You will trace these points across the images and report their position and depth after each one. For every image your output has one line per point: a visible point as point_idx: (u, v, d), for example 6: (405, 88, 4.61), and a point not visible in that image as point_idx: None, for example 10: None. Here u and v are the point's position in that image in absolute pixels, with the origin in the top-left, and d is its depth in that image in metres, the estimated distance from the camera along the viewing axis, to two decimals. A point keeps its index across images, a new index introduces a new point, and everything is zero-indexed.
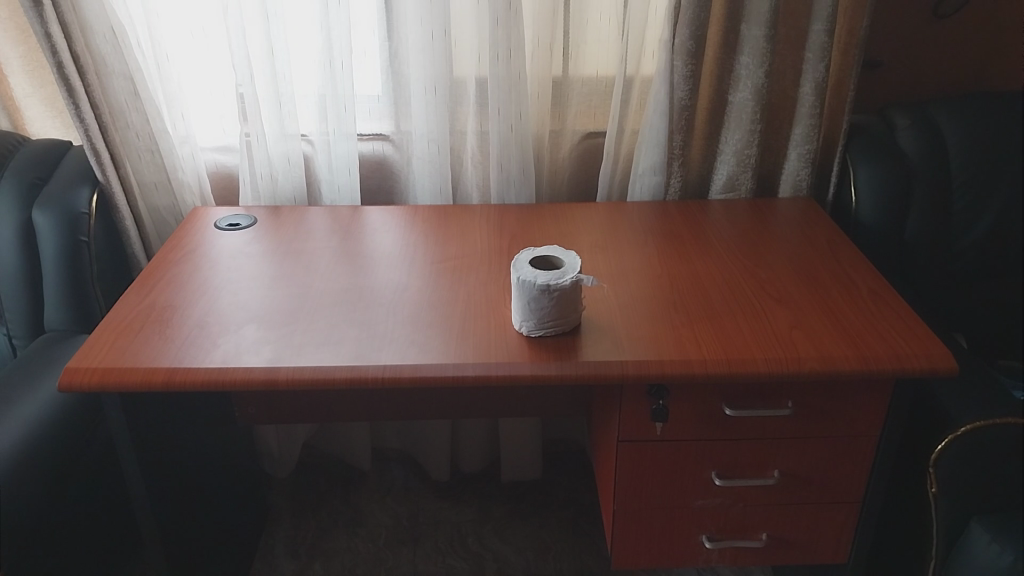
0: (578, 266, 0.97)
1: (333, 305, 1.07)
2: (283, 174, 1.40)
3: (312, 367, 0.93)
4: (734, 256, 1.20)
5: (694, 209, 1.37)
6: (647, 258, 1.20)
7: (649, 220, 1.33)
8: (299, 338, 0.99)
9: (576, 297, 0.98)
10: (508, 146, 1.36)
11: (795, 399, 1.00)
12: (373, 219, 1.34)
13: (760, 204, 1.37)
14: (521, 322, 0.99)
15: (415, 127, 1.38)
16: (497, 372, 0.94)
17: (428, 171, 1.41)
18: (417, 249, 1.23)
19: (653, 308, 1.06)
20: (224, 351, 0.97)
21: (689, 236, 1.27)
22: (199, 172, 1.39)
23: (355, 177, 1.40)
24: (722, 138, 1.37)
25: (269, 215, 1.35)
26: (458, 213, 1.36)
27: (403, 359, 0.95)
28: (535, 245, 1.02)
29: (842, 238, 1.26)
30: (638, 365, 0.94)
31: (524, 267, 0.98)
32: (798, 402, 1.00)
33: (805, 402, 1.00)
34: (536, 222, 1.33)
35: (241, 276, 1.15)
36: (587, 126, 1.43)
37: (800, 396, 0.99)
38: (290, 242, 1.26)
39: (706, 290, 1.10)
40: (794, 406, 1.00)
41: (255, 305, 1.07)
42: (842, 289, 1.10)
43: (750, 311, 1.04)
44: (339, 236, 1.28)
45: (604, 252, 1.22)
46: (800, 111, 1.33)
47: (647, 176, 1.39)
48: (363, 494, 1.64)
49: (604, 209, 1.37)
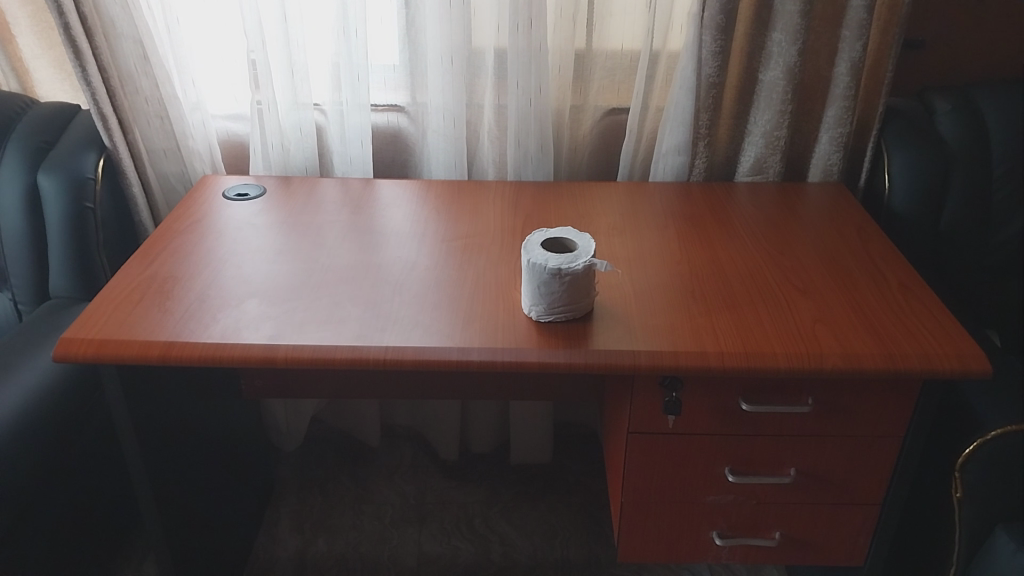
0: (592, 248, 0.93)
1: (338, 281, 1.04)
2: (295, 144, 1.36)
3: (312, 347, 0.90)
4: (757, 242, 1.15)
5: (718, 193, 1.31)
6: (664, 242, 1.15)
7: (670, 203, 1.28)
8: (301, 315, 0.96)
9: (589, 282, 0.94)
10: (527, 122, 1.31)
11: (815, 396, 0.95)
12: (385, 193, 1.30)
13: (788, 189, 1.32)
14: (531, 306, 0.95)
15: (431, 99, 1.33)
16: (503, 359, 0.90)
17: (443, 145, 1.37)
18: (429, 225, 1.19)
19: (670, 295, 1.01)
20: (223, 326, 0.93)
21: (712, 222, 1.22)
22: (209, 140, 1.36)
23: (368, 149, 1.36)
24: (751, 119, 1.31)
25: (280, 186, 1.32)
26: (473, 189, 1.31)
27: (406, 341, 0.91)
28: (550, 225, 0.98)
29: (872, 226, 1.20)
30: (651, 356, 0.90)
31: (535, 249, 0.94)
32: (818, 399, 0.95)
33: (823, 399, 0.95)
34: (553, 201, 1.28)
35: (246, 248, 1.12)
36: (610, 102, 1.37)
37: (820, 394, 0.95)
38: (299, 215, 1.22)
39: (726, 278, 1.05)
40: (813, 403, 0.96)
41: (259, 279, 1.04)
42: (870, 281, 1.05)
43: (773, 302, 1.00)
44: (350, 210, 1.24)
45: (621, 234, 1.17)
46: (834, 91, 1.27)
47: (671, 155, 1.33)
48: (370, 471, 1.62)
49: (625, 191, 1.32)
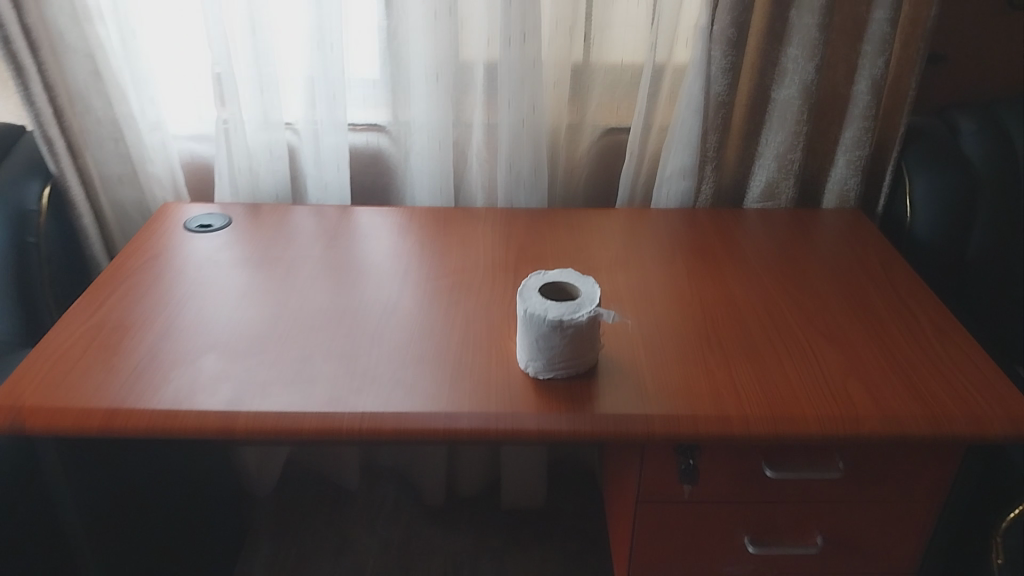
0: (596, 295, 0.82)
1: (308, 329, 0.92)
2: (265, 168, 1.25)
3: (277, 414, 0.79)
4: (773, 277, 1.05)
5: (726, 221, 1.21)
6: (671, 276, 1.04)
7: (675, 232, 1.17)
8: (266, 373, 0.85)
9: (594, 334, 0.83)
10: (520, 144, 1.21)
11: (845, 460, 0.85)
12: (363, 223, 1.19)
13: (801, 216, 1.22)
14: (527, 361, 0.84)
15: (414, 118, 1.22)
16: (497, 425, 0.79)
17: (428, 169, 1.25)
18: (412, 261, 1.08)
19: (683, 341, 0.90)
20: (176, 388, 0.82)
21: (722, 254, 1.11)
22: (171, 163, 1.23)
23: (345, 172, 1.25)
24: (763, 140, 1.21)
25: (247, 216, 1.20)
26: (460, 218, 1.20)
27: (385, 405, 0.80)
28: (549, 267, 0.87)
29: (896, 259, 1.10)
30: (666, 421, 0.79)
31: (533, 297, 0.83)
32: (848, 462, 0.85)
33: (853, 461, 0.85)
34: (549, 231, 1.17)
35: (207, 288, 1.00)
36: (609, 120, 1.26)
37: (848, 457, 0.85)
38: (268, 250, 1.10)
39: (744, 318, 0.95)
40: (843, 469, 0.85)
41: (219, 327, 0.92)
42: (901, 322, 0.94)
43: (798, 350, 0.89)
44: (323, 244, 1.13)
45: (624, 267, 1.06)
46: (852, 111, 1.17)
47: (675, 179, 1.22)
48: (350, 516, 1.50)
49: (625, 219, 1.21)
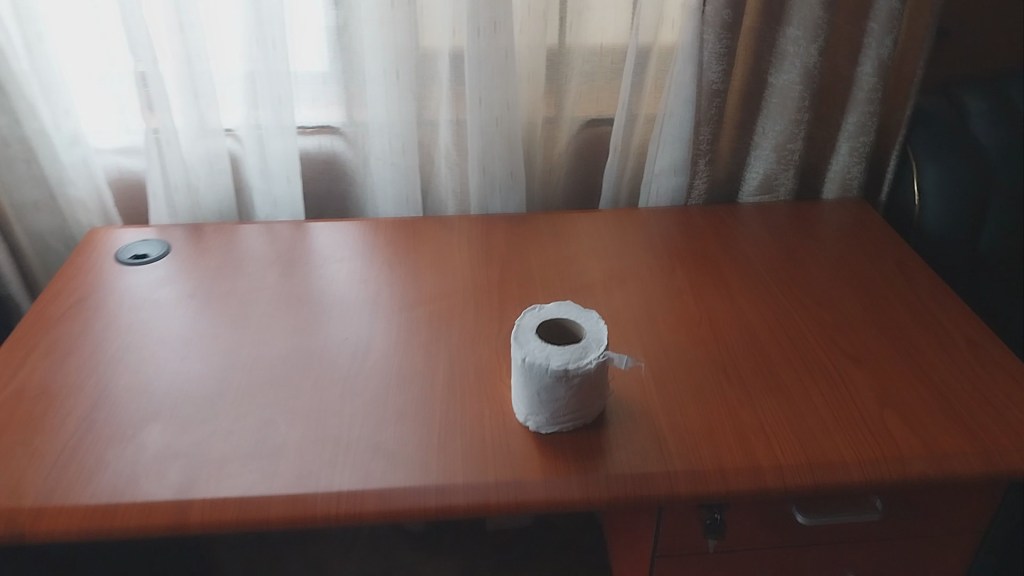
0: (603, 336, 0.72)
1: (268, 386, 0.80)
2: (205, 182, 1.11)
3: (238, 497, 0.68)
4: (785, 287, 0.95)
5: (722, 220, 1.10)
6: (674, 292, 0.94)
7: (668, 236, 1.07)
8: (222, 445, 0.73)
9: (603, 381, 0.72)
10: (493, 144, 1.08)
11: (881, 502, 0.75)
12: (322, 241, 1.05)
13: (800, 209, 1.13)
14: (527, 415, 0.73)
15: (372, 119, 1.08)
16: (497, 496, 0.68)
17: (390, 175, 1.12)
18: (380, 287, 0.95)
19: (699, 374, 0.80)
20: (115, 473, 0.71)
21: (724, 260, 1.01)
22: (96, 180, 1.08)
23: (296, 183, 1.11)
24: (759, 128, 1.10)
25: (188, 240, 1.06)
26: (430, 231, 1.08)
27: (364, 479, 0.69)
28: (544, 302, 0.76)
29: (912, 257, 1.02)
30: (691, 477, 0.69)
31: (530, 341, 0.72)
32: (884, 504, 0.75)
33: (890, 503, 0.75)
34: (530, 241, 1.05)
35: (148, 336, 0.88)
36: (588, 112, 1.14)
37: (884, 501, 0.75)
38: (214, 282, 0.97)
39: (761, 340, 0.84)
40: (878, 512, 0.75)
41: (164, 388, 0.80)
42: (933, 337, 0.85)
43: (826, 376, 0.79)
44: (277, 269, 0.99)
45: (620, 285, 0.95)
46: (855, 95, 1.07)
47: (665, 176, 1.13)
48: (324, 548, 1.39)
49: (612, 221, 1.10)
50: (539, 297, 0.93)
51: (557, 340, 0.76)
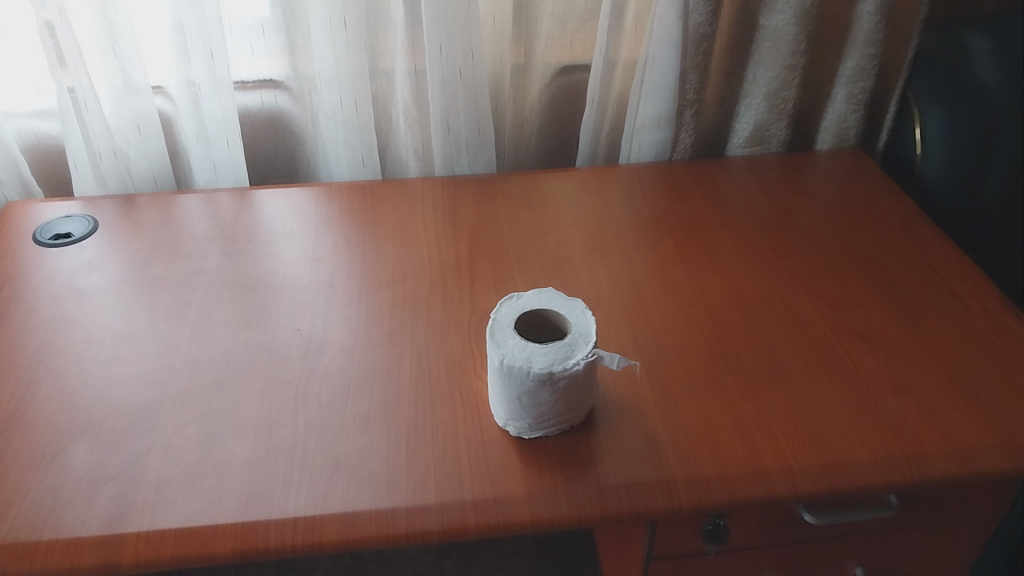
0: (590, 330, 0.63)
1: (212, 389, 0.71)
2: (134, 148, 0.99)
3: (177, 528, 0.59)
4: (783, 260, 0.87)
5: (709, 178, 1.02)
6: (662, 268, 0.85)
7: (653, 198, 0.98)
8: (159, 462, 0.64)
9: (592, 380, 0.64)
10: (456, 98, 0.97)
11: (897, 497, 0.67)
12: (271, 211, 0.94)
13: (794, 161, 1.04)
14: (508, 419, 0.64)
15: (319, 73, 0.96)
16: (476, 516, 0.60)
17: (343, 136, 1.00)
18: (336, 267, 0.86)
19: (695, 365, 0.73)
20: (34, 503, 0.61)
21: (716, 228, 0.92)
22: (10, 148, 0.97)
23: (236, 147, 0.99)
24: (749, 75, 1.01)
25: (118, 214, 0.94)
26: (390, 197, 0.97)
27: (323, 502, 0.61)
28: (522, 289, 0.67)
29: (917, 217, 0.94)
30: (691, 485, 0.61)
31: (509, 339, 0.63)
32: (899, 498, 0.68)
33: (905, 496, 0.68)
34: (501, 208, 0.95)
35: (73, 331, 0.77)
36: (562, 58, 1.02)
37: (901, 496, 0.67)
38: (149, 264, 0.86)
39: (762, 326, 0.78)
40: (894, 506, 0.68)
41: (92, 394, 0.70)
42: (945, 316, 0.78)
43: (835, 365, 0.72)
44: (219, 247, 0.88)
45: (603, 259, 0.87)
46: (855, 36, 0.97)
47: (647, 128, 1.02)
48: None
49: (589, 183, 1.00)
50: (514, 274, 0.84)
51: (538, 332, 0.67)
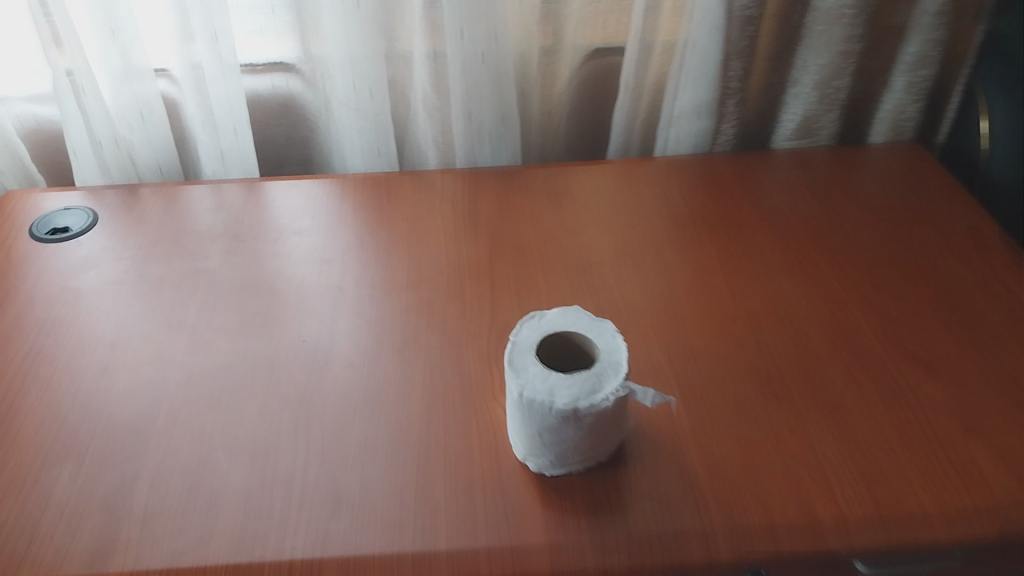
0: (620, 359, 0.57)
1: (208, 406, 0.65)
2: (137, 135, 0.93)
3: (165, 569, 0.54)
4: (835, 268, 0.80)
5: (753, 174, 0.94)
6: (701, 275, 0.78)
7: (691, 196, 0.90)
8: (148, 491, 0.59)
9: (622, 415, 0.57)
10: (478, 83, 0.89)
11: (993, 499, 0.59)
12: (281, 204, 0.88)
13: (846, 156, 0.96)
14: (528, 456, 0.58)
15: (332, 56, 0.89)
16: (491, 564, 0.54)
17: (357, 124, 0.93)
18: (347, 268, 0.79)
19: (736, 392, 0.66)
20: (14, 534, 0.57)
21: (760, 229, 0.85)
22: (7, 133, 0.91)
23: (244, 135, 0.93)
24: (798, 61, 0.92)
25: (119, 205, 0.89)
26: (407, 190, 0.91)
27: (324, 544, 0.55)
28: (545, 308, 0.61)
29: (984, 221, 0.85)
30: (734, 539, 0.55)
31: (529, 368, 0.57)
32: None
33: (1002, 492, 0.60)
34: (526, 204, 0.88)
35: (64, 336, 0.72)
36: (593, 40, 0.95)
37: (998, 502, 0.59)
38: (148, 262, 0.80)
39: (812, 346, 0.71)
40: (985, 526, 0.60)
41: (81, 410, 0.65)
42: (1017, 339, 0.71)
43: (892, 397, 0.66)
44: (223, 244, 0.82)
45: (636, 264, 0.80)
46: (918, 21, 0.89)
47: (686, 118, 0.94)
48: None
49: (620, 177, 0.93)
50: (537, 280, 0.78)
51: (562, 356, 0.61)
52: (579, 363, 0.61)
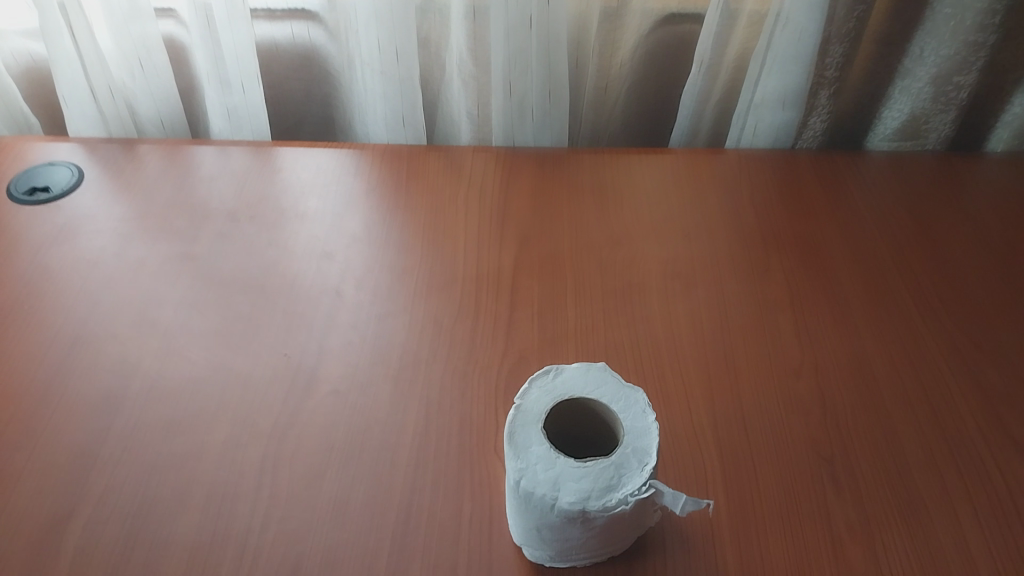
0: (649, 446, 0.45)
1: (165, 433, 0.56)
2: (136, 84, 0.83)
3: None
4: (931, 316, 0.65)
5: (840, 180, 0.79)
6: (764, 312, 0.65)
7: (765, 204, 0.76)
8: (79, 539, 0.50)
9: (645, 513, 0.46)
10: (523, 53, 0.76)
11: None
12: (289, 177, 0.77)
13: (959, 167, 0.80)
14: (526, 545, 0.48)
15: (355, 10, 0.76)
16: None
17: (380, 89, 0.81)
18: (350, 265, 0.69)
19: (792, 475, 0.54)
20: None
21: (842, 256, 0.71)
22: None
23: (254, 93, 0.82)
24: (914, 50, 0.75)
25: (110, 164, 0.79)
26: (432, 171, 0.79)
27: None
28: (562, 363, 0.49)
29: None
30: None
31: (532, 445, 0.45)
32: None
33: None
34: (566, 200, 0.76)
35: (19, 323, 0.63)
36: (667, 3, 0.79)
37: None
38: (128, 240, 0.71)
39: (892, 422, 0.58)
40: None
41: (23, 421, 0.57)
42: None
43: (989, 505, 0.53)
44: (215, 224, 0.72)
45: (686, 290, 0.67)
46: None
47: (769, 107, 0.79)
48: None
49: (680, 173, 0.79)
50: (566, 301, 0.66)
51: (578, 423, 0.50)
52: (598, 433, 0.49)
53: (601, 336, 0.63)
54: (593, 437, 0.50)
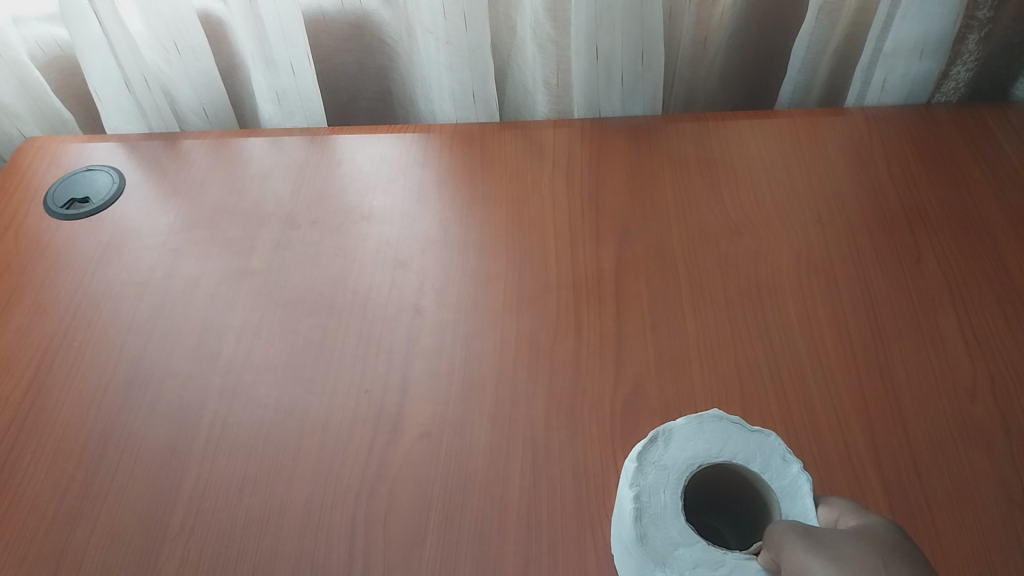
0: (809, 511, 0.37)
1: (238, 494, 0.49)
2: (173, 69, 0.74)
3: None
4: None
5: (993, 138, 0.67)
6: (923, 316, 0.56)
7: (904, 175, 0.65)
8: None
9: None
10: (612, 11, 0.64)
11: (859, 540, 0.31)
12: (351, 170, 0.68)
13: None
14: None
15: None
16: None
17: (446, 59, 0.70)
18: (428, 274, 0.60)
19: (987, 530, 0.45)
20: None
21: (1008, 235, 0.60)
22: (14, 57, 0.73)
23: (306, 74, 0.72)
24: None
25: (152, 164, 0.71)
26: (511, 150, 0.69)
27: None
28: (669, 425, 0.40)
29: None
30: None
31: (680, 546, 0.36)
32: (866, 525, 0.33)
33: (798, 525, 0.33)
34: (671, 180, 0.65)
35: (70, 363, 0.56)
36: None
37: (803, 566, 0.31)
38: (180, 255, 0.63)
39: None
40: (804, 536, 0.32)
41: (81, 484, 0.50)
42: None
43: None
44: (273, 231, 0.64)
45: (826, 291, 0.57)
46: None
47: (906, 58, 0.67)
48: None
49: (800, 140, 0.68)
50: (685, 313, 0.56)
51: (704, 485, 0.41)
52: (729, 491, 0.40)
53: (731, 354, 0.54)
54: (718, 489, 0.41)
